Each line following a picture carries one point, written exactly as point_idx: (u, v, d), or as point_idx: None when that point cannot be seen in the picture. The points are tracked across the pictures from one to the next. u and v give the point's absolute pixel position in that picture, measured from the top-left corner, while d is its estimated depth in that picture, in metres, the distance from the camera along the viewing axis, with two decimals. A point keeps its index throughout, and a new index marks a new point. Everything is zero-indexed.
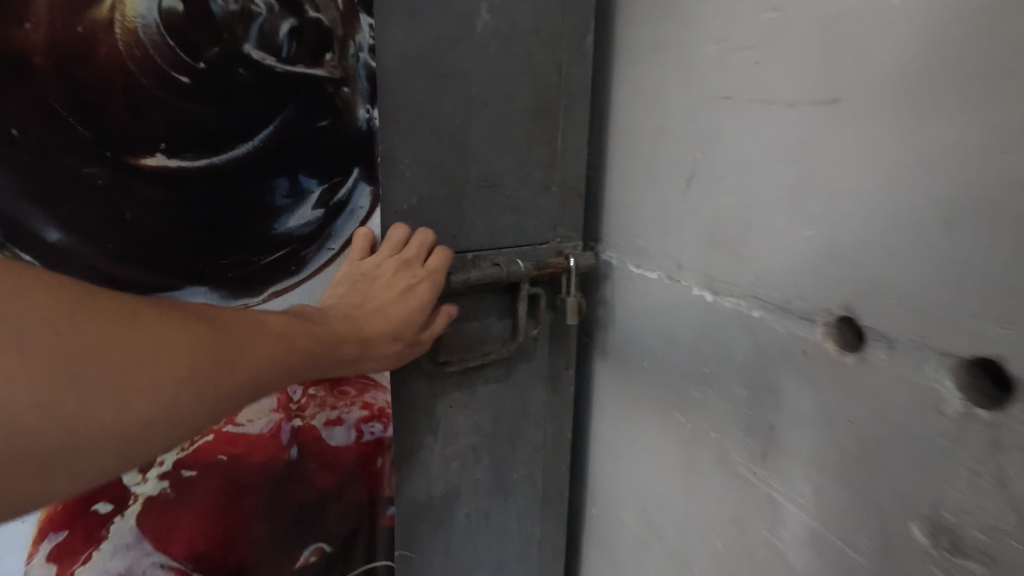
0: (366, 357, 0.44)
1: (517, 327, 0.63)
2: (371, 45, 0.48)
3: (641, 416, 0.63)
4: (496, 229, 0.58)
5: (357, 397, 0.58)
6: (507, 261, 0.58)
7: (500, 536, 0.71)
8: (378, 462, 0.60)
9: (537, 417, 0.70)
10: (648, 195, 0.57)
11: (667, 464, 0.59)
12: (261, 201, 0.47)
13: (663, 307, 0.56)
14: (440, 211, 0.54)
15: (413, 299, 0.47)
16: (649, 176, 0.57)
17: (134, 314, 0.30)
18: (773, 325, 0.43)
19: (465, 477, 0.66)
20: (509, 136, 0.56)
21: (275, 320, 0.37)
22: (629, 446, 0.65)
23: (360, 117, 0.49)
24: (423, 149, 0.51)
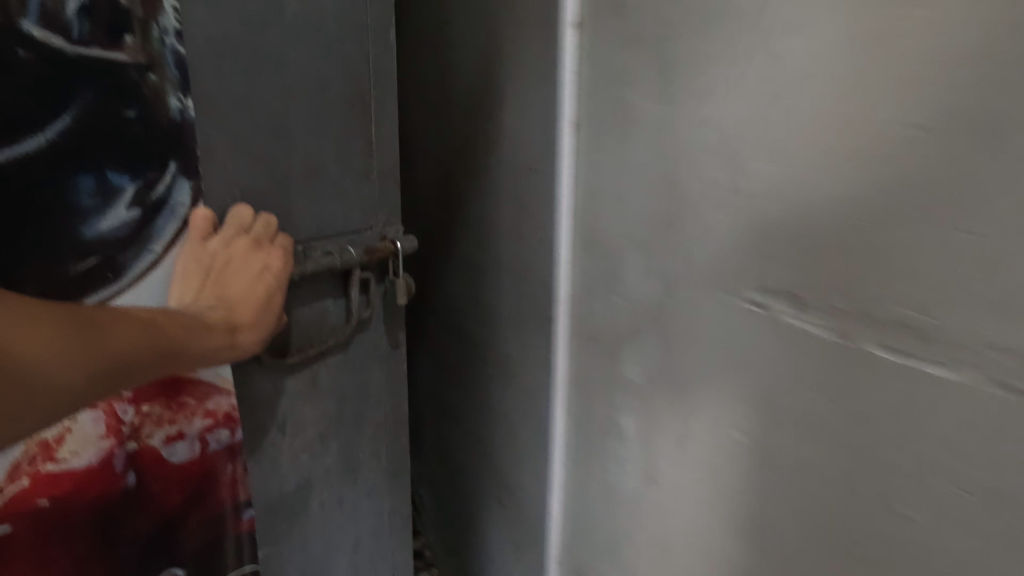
0: (238, 344, 0.71)
1: (358, 304, 0.95)
2: (178, 36, 0.69)
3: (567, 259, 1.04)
4: (332, 207, 0.88)
5: (201, 399, 0.81)
6: (340, 250, 0.89)
7: (369, 433, 1.07)
8: (222, 433, 0.84)
9: (364, 368, 1.02)
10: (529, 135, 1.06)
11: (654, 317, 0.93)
12: (113, 187, 0.68)
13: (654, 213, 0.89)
14: (269, 205, 0.82)
15: (263, 274, 0.75)
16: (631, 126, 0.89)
17: (34, 313, 0.48)
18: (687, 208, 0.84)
19: (327, 381, 0.98)
20: (349, 152, 0.88)
21: (139, 315, 0.58)
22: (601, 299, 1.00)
23: (174, 107, 0.70)
24: (241, 156, 0.78)
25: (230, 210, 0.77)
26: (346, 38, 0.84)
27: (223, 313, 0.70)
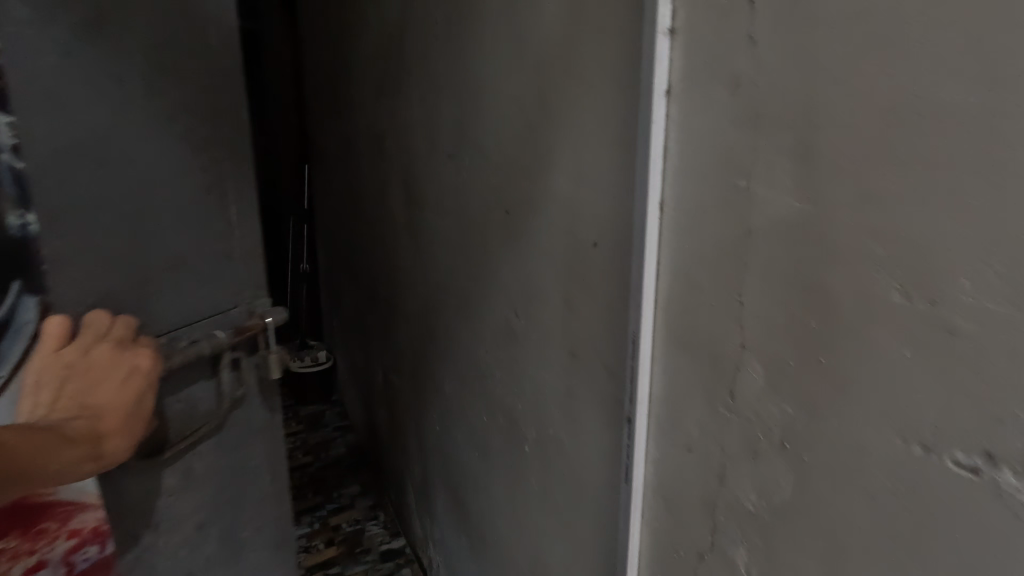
0: (105, 455, 0.65)
1: (228, 383, 0.91)
2: (13, 147, 0.62)
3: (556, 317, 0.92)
4: (178, 303, 0.83)
5: (60, 527, 0.69)
6: (207, 336, 0.85)
7: (248, 511, 1.03)
8: (93, 549, 0.73)
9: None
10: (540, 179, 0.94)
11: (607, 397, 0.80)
12: None
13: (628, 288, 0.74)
14: (131, 305, 0.77)
15: (131, 382, 0.68)
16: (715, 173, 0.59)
17: None
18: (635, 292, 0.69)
19: (201, 467, 0.92)
20: (195, 243, 0.84)
21: (7, 434, 0.56)
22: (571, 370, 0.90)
23: (14, 223, 0.64)
24: (107, 248, 0.73)
25: (85, 317, 0.70)
26: (204, 123, 0.82)
27: (83, 427, 0.64)
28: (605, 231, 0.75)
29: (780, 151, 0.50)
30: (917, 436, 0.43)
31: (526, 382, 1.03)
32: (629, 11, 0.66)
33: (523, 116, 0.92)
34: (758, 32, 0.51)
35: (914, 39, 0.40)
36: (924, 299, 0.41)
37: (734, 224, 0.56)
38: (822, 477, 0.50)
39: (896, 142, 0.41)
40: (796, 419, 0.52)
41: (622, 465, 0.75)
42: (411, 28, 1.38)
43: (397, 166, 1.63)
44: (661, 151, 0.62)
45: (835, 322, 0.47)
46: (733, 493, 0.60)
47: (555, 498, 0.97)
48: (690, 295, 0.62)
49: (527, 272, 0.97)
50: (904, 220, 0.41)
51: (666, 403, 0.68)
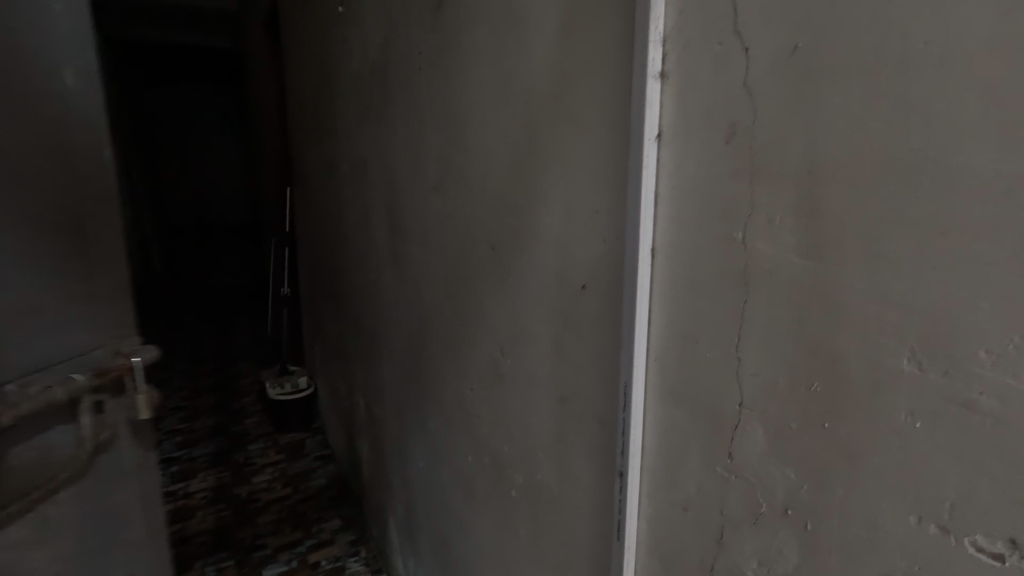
0: None
1: (93, 425, 0.96)
2: None
3: (538, 359, 0.89)
4: (21, 348, 0.86)
5: None
6: (64, 381, 0.88)
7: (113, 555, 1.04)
8: None
9: (130, 477, 1.07)
10: (516, 219, 0.91)
11: (593, 446, 0.77)
12: None
13: (612, 337, 0.71)
14: None
15: None
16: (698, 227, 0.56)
17: None
18: (625, 345, 0.65)
19: (58, 517, 0.93)
20: (58, 288, 0.91)
21: None
22: (549, 410, 0.87)
23: None
24: None
25: None
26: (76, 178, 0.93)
27: None
28: (596, 275, 0.72)
29: (780, 206, 0.48)
30: (934, 515, 0.40)
31: (514, 424, 0.99)
32: (619, 53, 0.64)
33: (510, 152, 0.90)
34: (754, 81, 0.49)
35: (922, 97, 0.38)
36: (939, 369, 0.39)
37: (731, 278, 0.53)
38: (831, 550, 0.47)
39: (906, 203, 0.39)
40: (801, 486, 0.49)
41: (614, 520, 0.72)
42: (396, 58, 1.36)
43: (381, 194, 1.60)
44: (653, 198, 0.60)
45: (843, 387, 0.45)
46: (733, 559, 0.57)
47: (545, 547, 0.93)
48: (686, 348, 0.59)
49: (515, 311, 0.94)
50: (916, 285, 0.39)
51: (661, 458, 0.65)
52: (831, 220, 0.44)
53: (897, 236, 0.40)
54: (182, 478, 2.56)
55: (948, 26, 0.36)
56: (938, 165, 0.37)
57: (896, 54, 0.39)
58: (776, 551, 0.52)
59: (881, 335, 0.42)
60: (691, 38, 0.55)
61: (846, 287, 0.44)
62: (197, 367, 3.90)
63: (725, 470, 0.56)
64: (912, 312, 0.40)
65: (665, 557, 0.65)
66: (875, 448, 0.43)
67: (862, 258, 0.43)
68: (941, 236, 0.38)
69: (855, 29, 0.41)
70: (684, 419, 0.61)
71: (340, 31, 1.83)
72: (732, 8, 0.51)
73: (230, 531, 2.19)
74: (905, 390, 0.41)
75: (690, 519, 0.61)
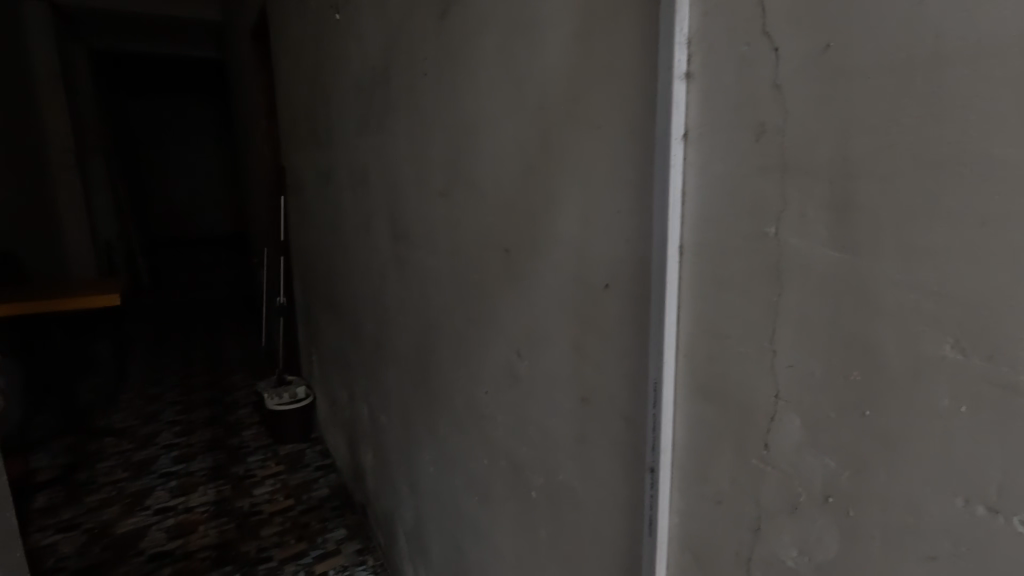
0: None
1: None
2: None
3: (556, 360, 0.90)
4: None
5: None
6: None
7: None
8: None
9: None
10: (531, 221, 0.91)
11: (617, 444, 0.78)
12: None
13: (636, 335, 0.71)
14: None
15: None
16: (727, 225, 0.57)
17: None
18: (653, 344, 0.66)
19: None
20: None
21: None
22: (569, 410, 0.88)
23: None
24: None
25: None
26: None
27: None
28: (619, 275, 0.73)
29: (812, 201, 0.49)
30: (981, 496, 0.41)
31: (532, 426, 0.99)
32: (640, 55, 0.65)
33: (524, 156, 0.90)
34: (783, 80, 0.50)
35: (959, 94, 0.39)
36: (983, 354, 0.40)
37: (764, 275, 0.54)
38: (874, 537, 0.48)
39: (943, 196, 0.41)
40: (840, 474, 0.50)
41: (644, 516, 0.72)
42: (397, 65, 1.36)
43: (382, 201, 1.60)
44: (679, 198, 0.61)
45: (882, 376, 0.46)
46: (770, 550, 0.57)
47: (567, 545, 0.93)
48: (715, 343, 0.60)
49: (531, 313, 0.95)
50: (956, 274, 0.40)
51: (692, 453, 0.65)
52: (867, 215, 0.45)
53: (937, 228, 0.41)
54: (181, 492, 2.53)
55: (983, 23, 0.38)
56: (978, 158, 0.38)
57: (930, 51, 0.40)
58: (816, 539, 0.53)
59: (922, 324, 0.43)
60: (716, 40, 0.56)
61: (883, 279, 0.45)
62: (191, 381, 3.85)
63: (760, 462, 0.57)
64: (954, 300, 0.41)
65: (697, 549, 0.66)
66: (919, 434, 0.44)
67: (900, 251, 0.44)
68: (985, 225, 0.39)
69: (887, 28, 0.43)
70: (716, 413, 0.61)
71: (335, 39, 1.83)
72: (760, 10, 0.52)
73: (234, 545, 2.16)
74: (946, 376, 0.42)
75: (725, 513, 0.62)
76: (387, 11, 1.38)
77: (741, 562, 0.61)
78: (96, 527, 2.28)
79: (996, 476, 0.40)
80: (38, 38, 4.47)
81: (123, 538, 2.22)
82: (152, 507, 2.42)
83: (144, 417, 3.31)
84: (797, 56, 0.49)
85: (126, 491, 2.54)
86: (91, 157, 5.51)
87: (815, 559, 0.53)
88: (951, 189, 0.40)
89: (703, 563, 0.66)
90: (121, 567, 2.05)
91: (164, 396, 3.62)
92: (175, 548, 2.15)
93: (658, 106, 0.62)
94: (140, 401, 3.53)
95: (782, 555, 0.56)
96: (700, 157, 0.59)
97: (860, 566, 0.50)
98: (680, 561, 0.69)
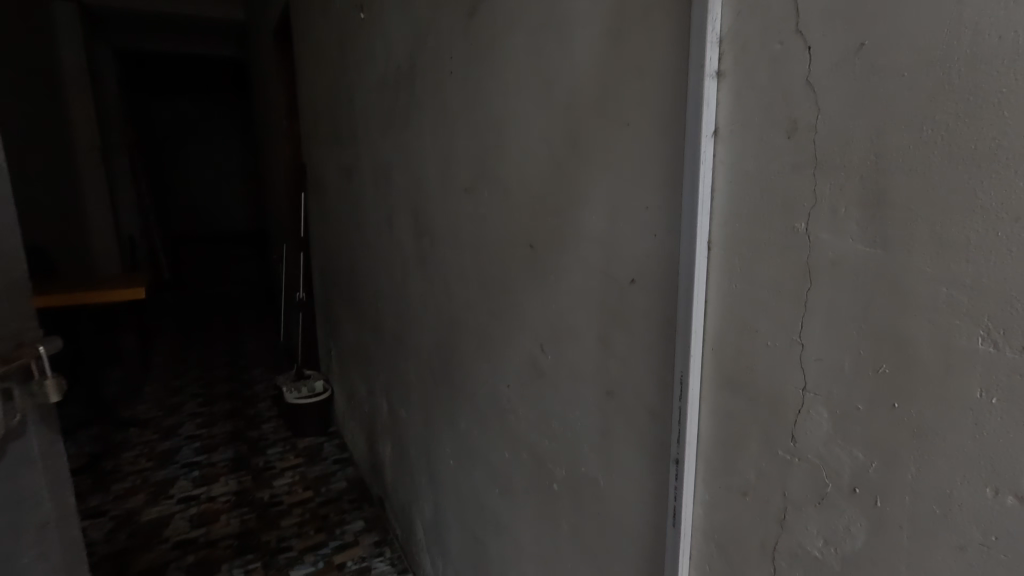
0: None
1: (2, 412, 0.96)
2: None
3: (580, 354, 0.91)
4: None
5: None
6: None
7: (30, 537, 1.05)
8: None
9: (34, 461, 1.06)
10: (557, 216, 0.93)
11: (641, 437, 0.79)
12: None
13: (663, 330, 0.73)
14: None
15: None
16: (757, 221, 0.58)
17: None
18: (681, 338, 0.67)
19: None
20: None
21: None
22: (593, 404, 0.89)
23: None
24: None
25: None
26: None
27: None
28: (646, 271, 0.74)
29: (844, 197, 0.50)
30: (1011, 486, 0.41)
31: (556, 420, 1.01)
32: (671, 54, 0.66)
33: (551, 154, 0.92)
34: (817, 78, 0.51)
35: (995, 90, 0.40)
36: (1013, 346, 0.41)
37: (793, 269, 0.55)
38: (902, 527, 0.49)
39: (977, 191, 0.41)
40: (868, 465, 0.51)
41: (668, 507, 0.74)
42: (423, 63, 1.38)
43: (405, 198, 1.62)
44: (709, 194, 0.62)
45: (911, 369, 0.47)
46: (796, 540, 0.58)
47: (589, 537, 0.95)
48: (744, 337, 0.61)
49: (556, 309, 0.96)
50: (989, 268, 0.41)
51: (718, 445, 0.67)
52: (899, 210, 0.46)
53: (970, 223, 0.42)
54: (204, 482, 2.58)
55: (1021, 20, 0.38)
56: (1012, 154, 0.39)
57: (966, 49, 0.41)
58: (843, 530, 0.54)
59: (954, 317, 0.44)
60: (749, 40, 0.58)
61: (914, 273, 0.46)
62: (212, 374, 3.92)
63: (787, 454, 0.58)
64: (985, 293, 0.42)
65: (721, 540, 0.67)
66: (948, 425, 0.45)
67: (933, 246, 0.44)
68: (1019, 220, 0.39)
69: (923, 26, 0.44)
70: (742, 406, 0.63)
71: (360, 38, 1.86)
72: (793, 9, 0.53)
73: (255, 534, 2.20)
74: (977, 368, 0.43)
75: (750, 504, 0.63)
76: (413, 11, 1.40)
77: (766, 552, 0.62)
78: (123, 514, 2.34)
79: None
80: (67, 37, 4.57)
81: (148, 525, 2.27)
82: (176, 496, 2.48)
83: (167, 408, 3.38)
84: (831, 54, 0.50)
85: (151, 481, 2.60)
86: (116, 154, 5.63)
87: (841, 550, 0.54)
88: (986, 185, 0.41)
89: (728, 553, 0.67)
90: (147, 553, 2.10)
91: (186, 388, 3.69)
92: (198, 536, 2.20)
93: (689, 104, 0.63)
94: (163, 393, 3.60)
95: (807, 546, 0.57)
96: (730, 154, 0.60)
97: (887, 556, 0.51)
98: (704, 552, 0.70)
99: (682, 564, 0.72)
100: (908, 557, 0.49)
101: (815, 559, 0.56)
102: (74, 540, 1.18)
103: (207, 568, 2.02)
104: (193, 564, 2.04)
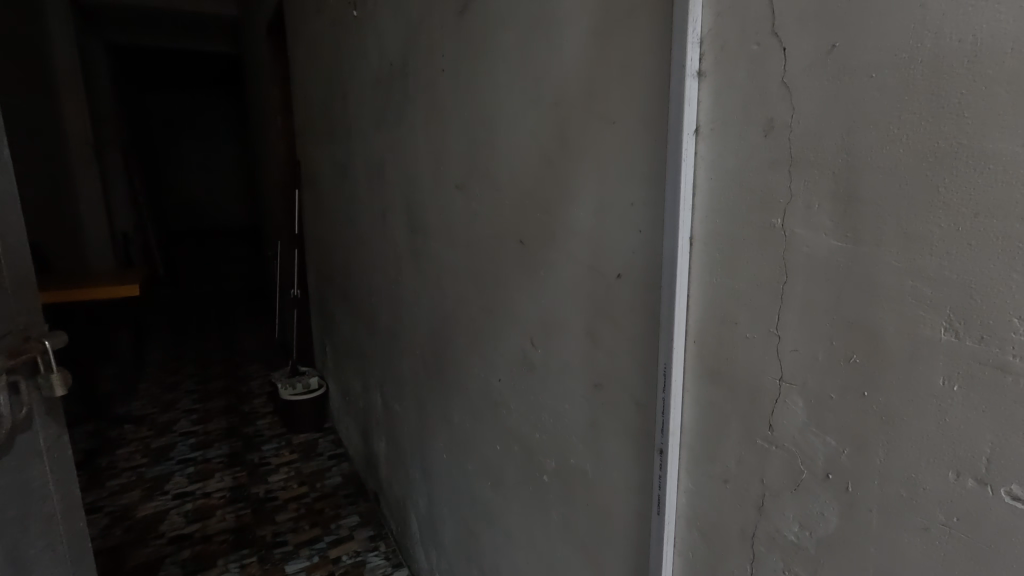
0: None
1: (9, 403, 0.98)
2: None
3: (568, 347, 0.93)
4: None
5: None
6: None
7: (39, 528, 1.07)
8: None
9: (42, 455, 1.08)
10: (546, 211, 0.94)
11: (627, 426, 0.81)
12: None
13: (648, 324, 0.74)
14: None
15: None
16: (734, 215, 0.60)
17: None
18: (665, 332, 0.69)
19: None
20: None
21: None
22: (581, 394, 0.91)
23: None
24: None
25: None
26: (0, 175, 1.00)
27: None
28: (631, 266, 0.76)
29: (818, 193, 0.52)
30: (971, 470, 0.43)
31: (545, 411, 1.02)
32: (654, 54, 0.68)
33: (540, 151, 0.94)
34: (791, 77, 0.53)
35: (957, 90, 0.42)
36: (974, 336, 0.42)
37: (770, 261, 0.57)
38: (871, 510, 0.51)
39: (938, 189, 0.43)
40: (840, 452, 0.53)
41: (653, 496, 0.76)
42: (414, 60, 1.40)
43: (398, 194, 1.64)
44: (690, 190, 0.64)
45: (880, 359, 0.49)
46: (773, 525, 0.60)
47: (578, 524, 0.97)
48: (724, 329, 0.63)
49: (545, 303, 0.98)
50: (953, 262, 0.43)
51: (700, 433, 0.69)
52: (868, 206, 0.48)
53: (937, 219, 0.44)
54: (199, 478, 2.60)
55: (979, 26, 0.40)
56: (972, 151, 0.41)
57: (930, 52, 0.43)
58: (817, 513, 0.56)
59: (920, 309, 0.46)
60: (728, 39, 0.59)
61: (883, 268, 0.48)
62: (207, 370, 3.93)
63: (764, 442, 0.60)
64: (950, 288, 0.43)
65: (705, 526, 0.69)
66: (912, 412, 0.47)
67: (901, 240, 0.46)
68: (978, 215, 0.41)
69: (890, 30, 0.45)
70: (722, 396, 0.64)
71: (352, 35, 1.87)
72: (770, 12, 0.55)
73: (251, 529, 2.22)
74: (941, 358, 0.45)
75: (730, 490, 0.65)
76: (405, 9, 1.41)
77: (745, 535, 0.64)
78: (118, 510, 2.35)
79: (988, 453, 0.42)
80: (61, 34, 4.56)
81: (144, 521, 2.28)
82: (171, 492, 2.49)
83: (163, 405, 3.39)
84: (807, 53, 0.52)
85: (147, 476, 2.61)
86: (110, 150, 5.61)
87: (816, 534, 0.56)
88: (949, 182, 0.43)
89: (710, 539, 0.69)
90: (143, 548, 2.11)
91: (181, 384, 3.71)
92: (193, 531, 2.21)
93: (671, 102, 0.65)
94: (158, 390, 3.61)
95: (785, 530, 0.59)
96: (710, 149, 0.62)
97: (859, 538, 0.52)
98: (687, 539, 0.72)
99: (666, 550, 0.74)
100: (880, 539, 0.51)
101: (792, 542, 0.58)
102: (77, 533, 1.19)
103: (204, 563, 2.03)
104: (187, 559, 2.05)
